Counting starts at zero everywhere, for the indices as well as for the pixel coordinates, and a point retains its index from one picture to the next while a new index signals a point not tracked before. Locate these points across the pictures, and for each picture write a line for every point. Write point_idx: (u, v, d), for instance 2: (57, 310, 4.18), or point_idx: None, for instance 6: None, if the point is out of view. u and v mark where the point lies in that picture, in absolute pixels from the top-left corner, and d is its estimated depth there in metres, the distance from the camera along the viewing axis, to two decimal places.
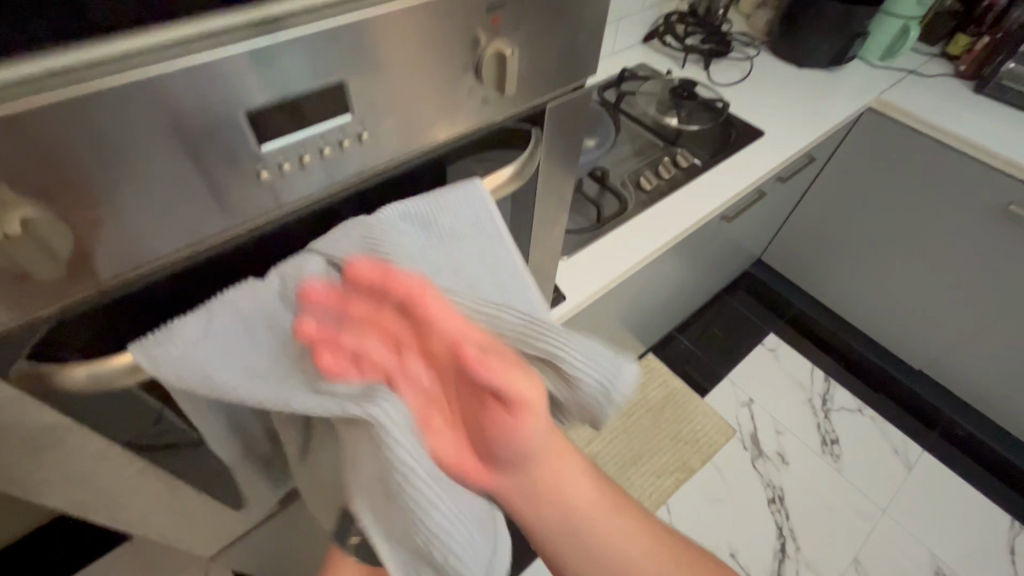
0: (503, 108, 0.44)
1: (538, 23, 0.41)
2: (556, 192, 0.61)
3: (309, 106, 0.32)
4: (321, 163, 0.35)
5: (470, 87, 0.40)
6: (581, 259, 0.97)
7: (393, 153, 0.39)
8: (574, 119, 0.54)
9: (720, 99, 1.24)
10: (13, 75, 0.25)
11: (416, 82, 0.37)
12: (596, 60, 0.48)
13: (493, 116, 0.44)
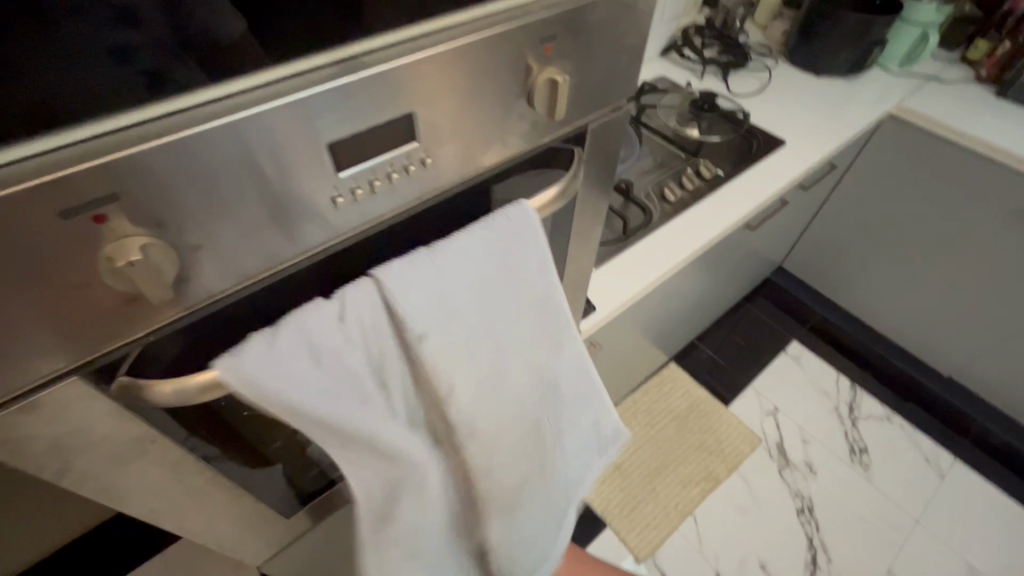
0: (547, 130, 0.47)
1: (582, 51, 0.43)
2: (591, 208, 0.63)
3: (381, 136, 0.36)
4: (388, 187, 0.39)
5: (519, 113, 0.43)
6: (609, 270, 0.99)
7: (450, 177, 0.43)
8: (612, 138, 0.56)
9: (740, 110, 1.26)
10: (143, 116, 0.28)
11: (474, 112, 0.40)
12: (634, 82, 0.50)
13: (538, 138, 0.47)
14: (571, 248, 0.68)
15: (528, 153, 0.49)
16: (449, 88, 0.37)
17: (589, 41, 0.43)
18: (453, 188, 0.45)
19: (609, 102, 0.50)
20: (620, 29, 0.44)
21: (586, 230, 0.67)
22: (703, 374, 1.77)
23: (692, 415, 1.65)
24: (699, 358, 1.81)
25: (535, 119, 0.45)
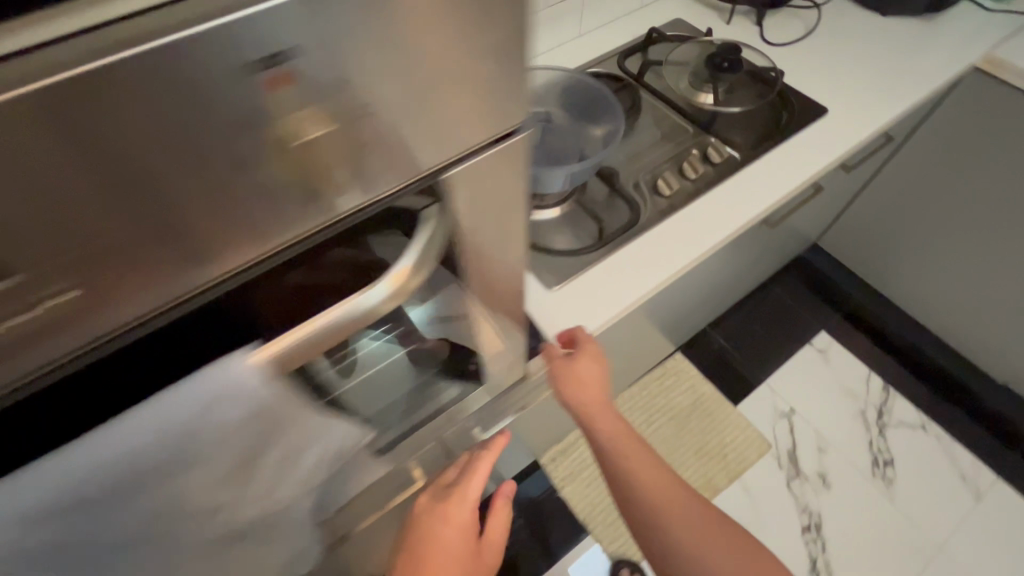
0: (353, 189, 0.35)
1: (375, 86, 0.30)
2: (483, 251, 0.49)
3: (48, 221, 0.26)
4: (113, 280, 0.30)
5: (287, 181, 0.32)
6: (574, 286, 0.80)
7: (220, 258, 0.33)
8: (492, 177, 0.42)
9: (772, 67, 0.98)
10: None
11: (217, 164, 0.29)
12: (501, 104, 0.37)
13: (341, 203, 0.36)
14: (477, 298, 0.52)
15: (343, 221, 0.38)
16: (142, 145, 0.26)
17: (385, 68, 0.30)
18: (228, 279, 0.35)
19: (452, 141, 0.37)
20: (435, 49, 0.31)
21: (487, 274, 0.52)
22: (712, 368, 1.58)
23: (692, 415, 1.49)
24: (710, 349, 1.61)
25: (323, 184, 0.33)
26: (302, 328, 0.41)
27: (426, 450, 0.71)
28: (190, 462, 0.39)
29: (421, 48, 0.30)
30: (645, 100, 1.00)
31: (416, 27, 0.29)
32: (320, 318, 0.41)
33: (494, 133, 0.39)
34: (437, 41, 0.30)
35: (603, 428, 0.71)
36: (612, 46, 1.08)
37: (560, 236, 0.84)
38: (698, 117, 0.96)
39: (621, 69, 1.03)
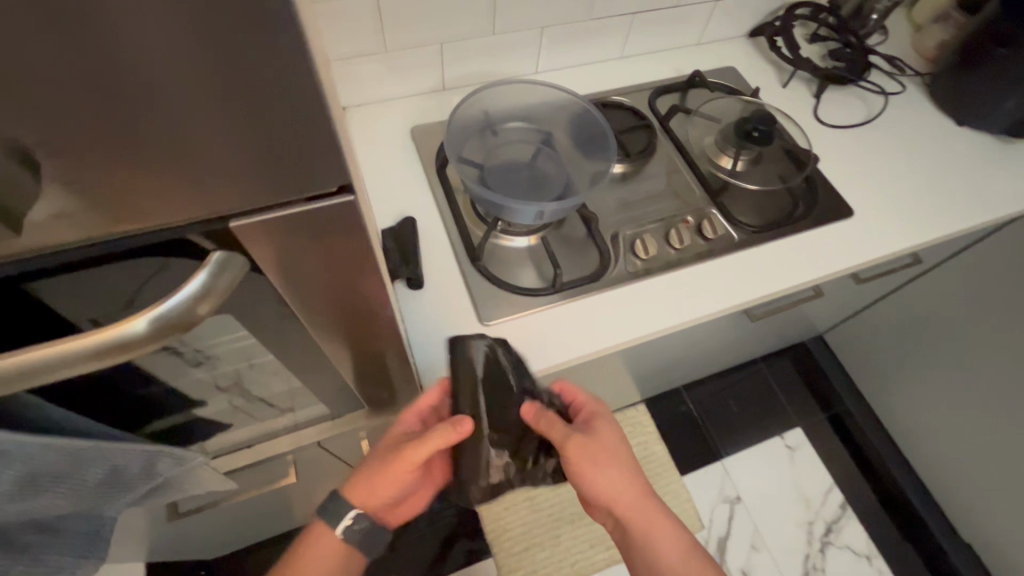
0: (142, 209, 0.27)
1: (140, 99, 0.22)
2: (353, 300, 0.40)
3: None
4: None
5: (14, 182, 0.23)
6: (510, 327, 0.73)
7: None
8: (338, 233, 0.32)
9: (807, 150, 0.88)
10: None
11: None
12: (328, 156, 0.27)
13: (115, 220, 0.27)
14: (346, 336, 0.44)
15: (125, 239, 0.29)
16: None
17: (158, 80, 0.22)
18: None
19: (283, 178, 0.27)
20: (232, 54, 0.22)
21: (364, 322, 0.43)
22: (672, 431, 1.51)
23: None
24: (676, 411, 1.54)
25: (75, 195, 0.25)
26: (76, 340, 0.29)
27: (303, 452, 0.67)
28: None
29: (218, 50, 0.21)
30: (661, 146, 0.91)
31: (208, 19, 0.20)
32: (98, 335, 0.30)
33: (333, 186, 0.29)
34: (239, 55, 0.22)
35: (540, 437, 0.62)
36: (650, 79, 1.00)
37: (518, 269, 0.77)
38: (708, 180, 0.87)
39: (649, 107, 0.95)
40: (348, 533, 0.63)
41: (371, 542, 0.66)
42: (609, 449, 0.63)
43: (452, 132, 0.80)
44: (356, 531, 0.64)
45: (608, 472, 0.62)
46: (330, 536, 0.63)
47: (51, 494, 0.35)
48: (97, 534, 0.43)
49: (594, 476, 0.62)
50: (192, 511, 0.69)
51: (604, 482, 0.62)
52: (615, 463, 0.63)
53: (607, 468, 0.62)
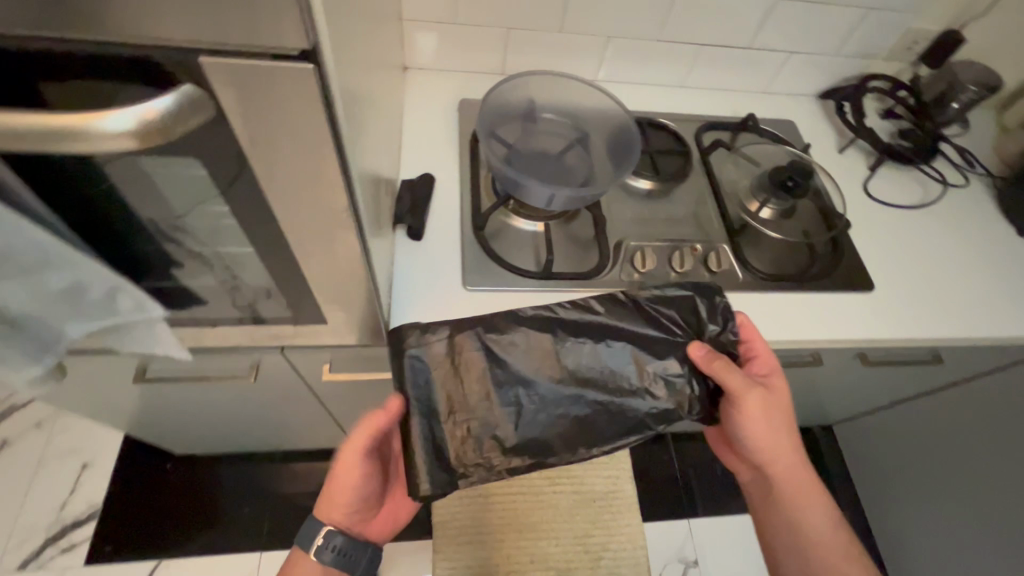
0: (123, 14, 0.28)
1: None
2: (321, 190, 0.40)
3: None
4: None
5: None
6: (490, 299, 0.73)
7: None
8: (301, 103, 0.32)
9: (842, 214, 0.86)
10: None
11: None
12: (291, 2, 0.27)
13: (101, 18, 0.29)
14: (311, 233, 0.44)
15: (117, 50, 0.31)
16: None
17: None
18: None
19: (247, 18, 0.28)
20: None
21: (333, 222, 0.43)
22: (647, 476, 1.46)
23: (596, 503, 1.34)
24: (657, 457, 1.49)
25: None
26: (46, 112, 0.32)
27: (265, 357, 0.70)
28: None
29: None
30: (694, 176, 0.92)
31: None
32: (55, 118, 0.31)
33: (298, 44, 0.29)
34: None
35: (730, 382, 0.62)
36: (704, 112, 1.00)
37: (517, 250, 0.78)
38: (731, 218, 0.86)
39: (694, 138, 0.95)
40: (322, 553, 0.69)
41: (351, 557, 0.70)
42: (774, 408, 0.65)
43: (489, 108, 0.82)
44: (328, 548, 0.69)
45: (764, 426, 0.65)
46: (307, 562, 0.69)
47: (18, 280, 0.40)
48: (51, 346, 0.47)
49: (755, 426, 0.65)
50: (156, 382, 0.73)
51: (761, 434, 0.66)
52: (779, 418, 0.65)
53: (766, 421, 0.65)
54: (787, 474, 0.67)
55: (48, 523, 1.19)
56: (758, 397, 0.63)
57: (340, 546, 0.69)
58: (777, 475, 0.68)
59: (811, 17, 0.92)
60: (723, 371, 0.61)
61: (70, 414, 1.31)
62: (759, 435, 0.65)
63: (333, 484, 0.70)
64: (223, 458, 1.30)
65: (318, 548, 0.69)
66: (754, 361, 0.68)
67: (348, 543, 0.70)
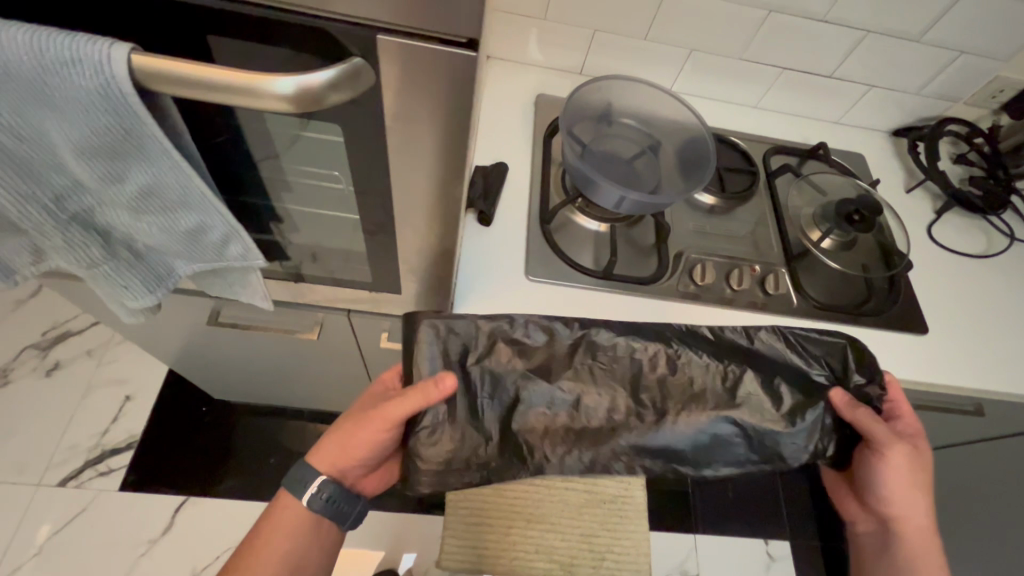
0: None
1: None
2: (442, 168, 0.43)
3: None
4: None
5: None
6: (549, 291, 0.76)
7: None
8: (451, 86, 0.35)
9: (904, 254, 0.86)
10: None
11: None
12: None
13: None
14: (418, 205, 0.47)
15: (290, 15, 0.33)
16: None
17: None
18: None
19: (432, 5, 0.31)
20: None
21: (441, 198, 0.46)
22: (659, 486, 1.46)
23: (605, 505, 1.36)
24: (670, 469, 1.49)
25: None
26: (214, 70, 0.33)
27: (331, 316, 0.74)
28: (70, 138, 0.34)
29: None
30: (757, 197, 0.92)
31: None
32: (224, 76, 0.33)
33: (466, 33, 0.32)
34: None
35: (870, 424, 0.58)
36: (774, 136, 1.01)
37: (579, 247, 0.80)
38: (791, 243, 0.87)
39: (762, 159, 0.96)
40: (313, 502, 0.61)
41: (341, 512, 0.63)
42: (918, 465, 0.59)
43: (569, 106, 0.84)
44: (320, 498, 0.61)
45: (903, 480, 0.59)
46: (297, 506, 0.62)
47: (155, 216, 0.43)
48: (163, 278, 0.50)
49: (890, 481, 0.59)
50: (225, 326, 0.77)
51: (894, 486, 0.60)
52: (923, 480, 0.59)
53: (906, 476, 0.59)
54: (917, 540, 0.60)
55: (89, 446, 1.26)
56: (902, 450, 0.58)
57: (334, 498, 0.62)
58: (903, 537, 0.61)
59: (898, 53, 0.92)
60: (869, 420, 0.58)
61: (120, 346, 1.37)
62: (897, 492, 0.60)
63: (339, 435, 0.62)
64: (255, 408, 1.35)
65: (307, 497, 0.61)
66: (897, 417, 0.62)
67: (343, 497, 0.63)
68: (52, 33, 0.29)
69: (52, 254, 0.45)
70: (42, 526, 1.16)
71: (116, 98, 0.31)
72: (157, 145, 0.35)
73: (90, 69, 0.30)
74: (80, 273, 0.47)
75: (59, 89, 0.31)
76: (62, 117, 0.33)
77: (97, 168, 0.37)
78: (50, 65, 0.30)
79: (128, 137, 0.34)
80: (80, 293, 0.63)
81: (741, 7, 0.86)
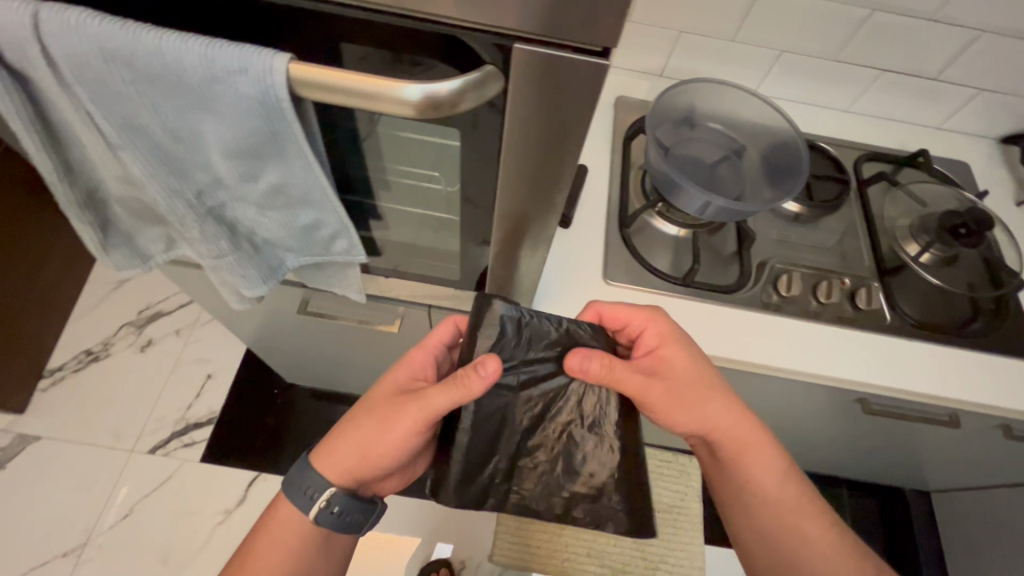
0: (460, 9, 0.32)
1: None
2: (552, 173, 0.43)
3: None
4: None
5: None
6: (626, 295, 0.75)
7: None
8: (577, 96, 0.36)
9: (1016, 273, 0.79)
10: None
11: None
12: (614, 12, 0.31)
13: (438, 7, 0.33)
14: (516, 208, 0.48)
15: (425, 24, 0.34)
16: None
17: None
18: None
19: (570, 17, 0.31)
20: None
21: (544, 202, 0.47)
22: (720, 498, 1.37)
23: (660, 514, 1.33)
24: None
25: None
26: (352, 76, 0.34)
27: (413, 310, 0.77)
28: (223, 139, 0.37)
29: None
30: (847, 206, 0.88)
31: None
32: (364, 83, 0.35)
33: (600, 44, 0.33)
34: None
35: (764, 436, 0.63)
36: (867, 141, 0.95)
37: (658, 252, 0.79)
38: (884, 257, 0.82)
39: (853, 166, 0.91)
40: (323, 516, 0.58)
41: (352, 521, 0.60)
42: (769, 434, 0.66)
43: (655, 109, 0.83)
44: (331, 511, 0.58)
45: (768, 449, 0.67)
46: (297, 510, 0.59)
47: (279, 212, 0.46)
48: (274, 269, 0.53)
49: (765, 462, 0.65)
50: (313, 315, 0.81)
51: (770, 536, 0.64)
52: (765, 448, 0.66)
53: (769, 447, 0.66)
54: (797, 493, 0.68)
55: (174, 419, 1.35)
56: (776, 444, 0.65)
57: (342, 510, 0.59)
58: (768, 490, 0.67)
59: (1018, 54, 0.85)
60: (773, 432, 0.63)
61: (203, 327, 1.47)
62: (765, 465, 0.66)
63: (367, 435, 0.57)
64: (322, 393, 1.42)
65: (317, 509, 0.58)
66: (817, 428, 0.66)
67: (352, 507, 0.59)
68: (223, 44, 0.32)
69: (185, 243, 0.50)
70: (133, 490, 1.27)
71: (271, 103, 0.34)
72: (296, 146, 0.38)
73: (254, 76, 0.33)
74: (205, 263, 0.51)
75: (222, 94, 0.34)
76: (221, 121, 0.36)
77: (240, 167, 0.40)
78: (219, 73, 0.32)
79: (274, 139, 0.37)
80: (192, 279, 0.68)
81: (840, 5, 0.82)
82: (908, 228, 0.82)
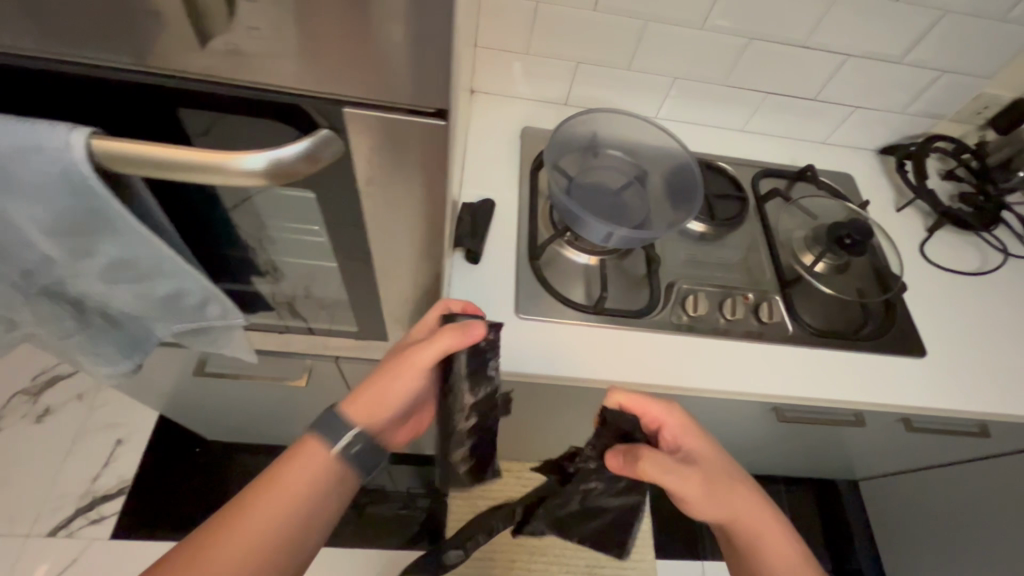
0: (277, 71, 0.31)
1: None
2: (421, 225, 0.42)
3: None
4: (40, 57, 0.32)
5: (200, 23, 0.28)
6: (539, 326, 0.75)
7: (126, 54, 0.31)
8: (421, 150, 0.35)
9: (901, 278, 0.85)
10: None
11: None
12: (434, 75, 0.30)
13: (258, 74, 0.31)
14: (394, 256, 0.47)
15: (240, 88, 0.33)
16: None
17: None
18: (114, 58, 0.32)
19: (394, 79, 0.31)
20: None
21: (420, 250, 0.46)
22: (667, 510, 1.36)
23: None
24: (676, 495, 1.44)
25: (236, 36, 0.29)
26: (174, 149, 0.33)
27: (321, 362, 0.73)
28: (36, 217, 0.34)
29: None
30: (749, 221, 0.92)
31: None
32: (192, 151, 0.33)
33: (432, 102, 0.32)
34: None
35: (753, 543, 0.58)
36: (761, 159, 1.00)
37: (570, 282, 0.80)
38: (784, 269, 0.86)
39: (752, 182, 0.95)
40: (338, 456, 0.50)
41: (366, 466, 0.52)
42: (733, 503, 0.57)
43: (557, 139, 0.84)
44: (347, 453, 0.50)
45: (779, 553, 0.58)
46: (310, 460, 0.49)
47: (130, 286, 0.42)
48: (141, 342, 0.49)
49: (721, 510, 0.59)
50: (213, 375, 0.76)
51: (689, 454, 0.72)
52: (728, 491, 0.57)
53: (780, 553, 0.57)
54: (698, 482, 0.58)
55: (80, 493, 1.22)
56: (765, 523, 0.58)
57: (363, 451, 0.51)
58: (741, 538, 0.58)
59: (879, 73, 0.92)
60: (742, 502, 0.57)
61: (110, 389, 1.35)
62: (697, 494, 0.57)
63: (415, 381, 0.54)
64: (248, 447, 1.32)
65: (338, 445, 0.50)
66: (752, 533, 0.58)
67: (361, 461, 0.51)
68: (18, 123, 0.31)
69: (31, 325, 0.45)
70: None
71: (79, 179, 0.32)
72: (124, 220, 0.35)
73: (55, 153, 0.31)
74: (61, 340, 0.47)
75: (23, 172, 0.31)
76: (31, 201, 0.33)
77: (68, 245, 0.37)
78: (15, 151, 0.31)
79: (98, 216, 0.35)
80: None
81: (718, 35, 0.87)
82: (802, 242, 0.87)
